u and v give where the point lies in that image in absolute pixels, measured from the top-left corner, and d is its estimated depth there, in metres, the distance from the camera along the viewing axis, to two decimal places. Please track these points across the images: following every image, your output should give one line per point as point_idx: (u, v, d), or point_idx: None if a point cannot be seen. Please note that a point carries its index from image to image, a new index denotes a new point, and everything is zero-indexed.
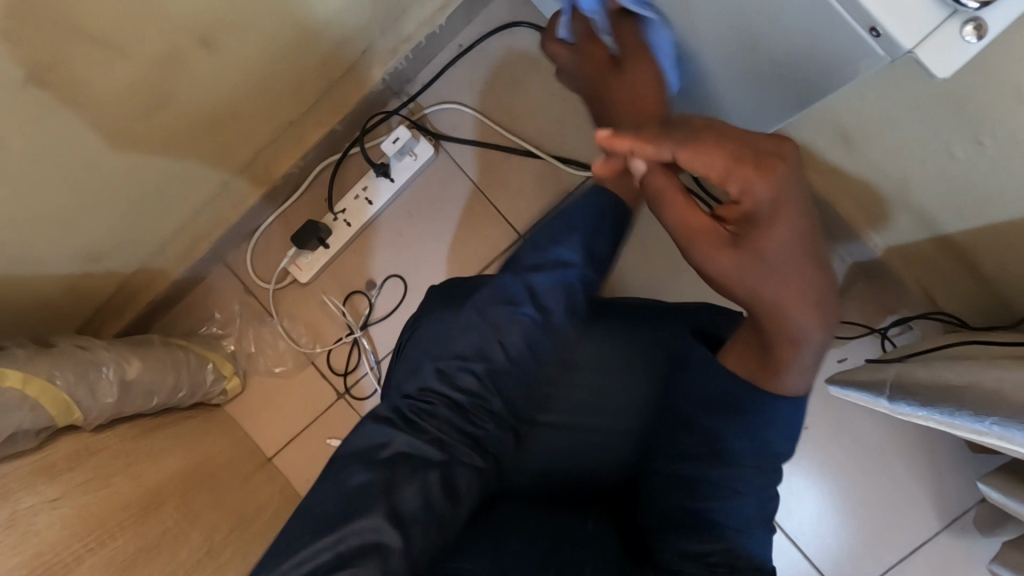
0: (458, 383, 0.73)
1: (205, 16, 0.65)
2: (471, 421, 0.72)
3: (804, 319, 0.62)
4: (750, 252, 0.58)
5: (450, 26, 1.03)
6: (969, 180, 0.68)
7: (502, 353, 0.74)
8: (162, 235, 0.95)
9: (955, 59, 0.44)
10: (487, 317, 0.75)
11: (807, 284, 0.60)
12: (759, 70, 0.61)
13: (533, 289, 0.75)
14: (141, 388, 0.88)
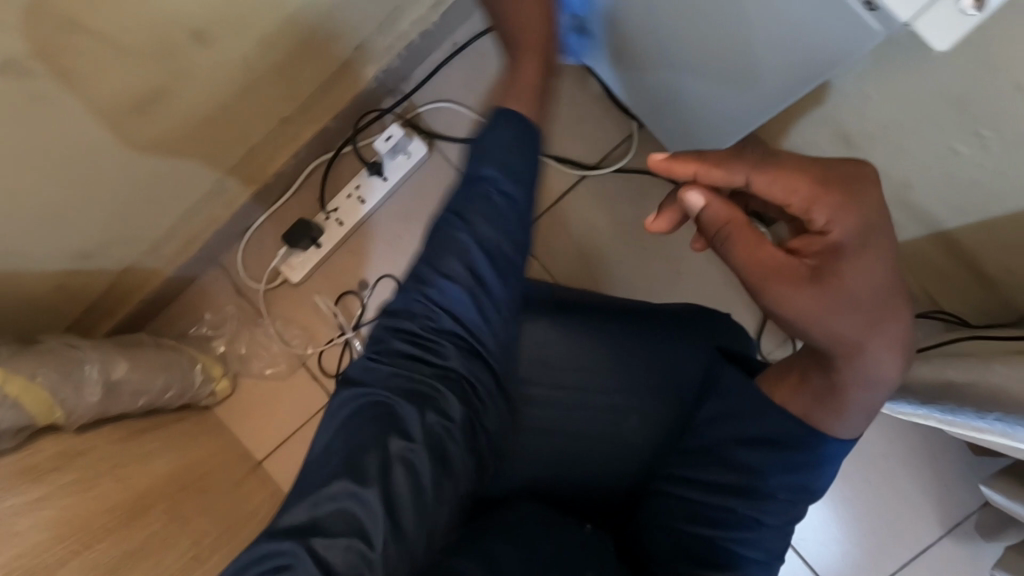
0: (415, 347, 0.61)
1: (200, 8, 0.63)
2: (439, 363, 0.61)
3: (884, 352, 0.53)
4: (833, 286, 0.49)
5: (445, 25, 1.03)
6: (973, 177, 0.67)
7: (456, 309, 0.61)
8: (153, 234, 0.93)
9: (954, 33, 0.43)
10: (433, 267, 0.61)
11: (892, 317, 0.52)
12: (746, 57, 0.61)
13: (475, 232, 0.61)
14: (129, 389, 0.86)
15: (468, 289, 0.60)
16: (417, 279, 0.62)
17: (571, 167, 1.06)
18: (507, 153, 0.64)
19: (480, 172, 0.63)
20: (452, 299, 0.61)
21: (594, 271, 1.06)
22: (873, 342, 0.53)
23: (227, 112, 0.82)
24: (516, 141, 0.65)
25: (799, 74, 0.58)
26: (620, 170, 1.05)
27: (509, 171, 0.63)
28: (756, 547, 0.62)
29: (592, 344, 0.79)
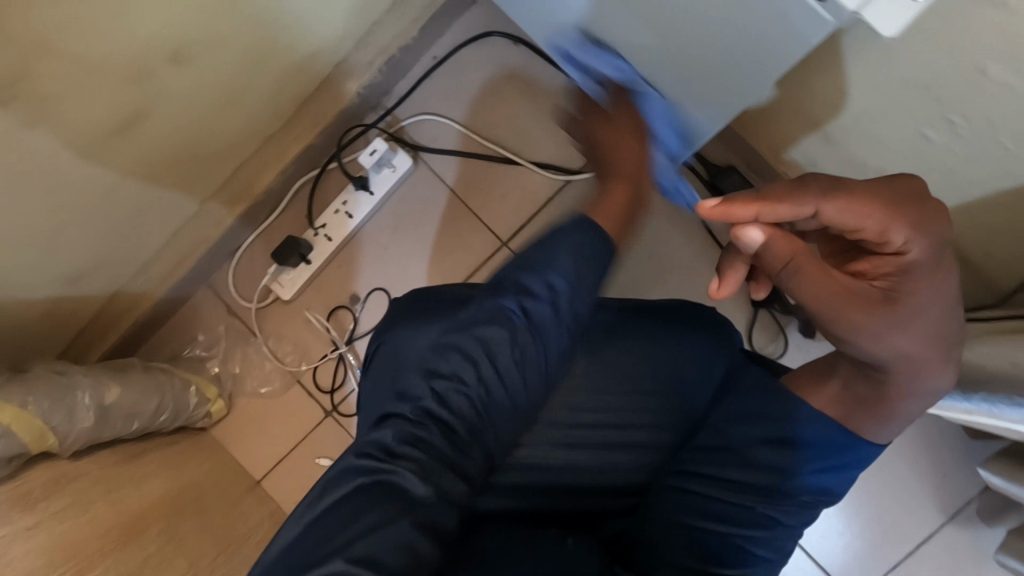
0: (443, 401, 0.61)
1: (176, 30, 0.64)
2: (465, 435, 0.60)
3: (936, 366, 0.54)
4: (904, 309, 0.49)
5: (425, 38, 1.04)
6: (947, 163, 0.66)
7: (503, 385, 0.62)
8: (141, 256, 0.94)
9: (900, 21, 0.44)
10: (471, 338, 0.63)
11: (944, 328, 0.52)
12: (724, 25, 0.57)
13: (527, 318, 0.63)
14: (122, 413, 0.86)
15: (512, 362, 0.62)
16: (466, 352, 0.62)
17: (554, 172, 1.07)
18: (567, 286, 0.63)
19: (529, 281, 0.64)
20: (498, 374, 0.62)
21: None
22: (928, 360, 0.53)
23: (209, 132, 0.82)
24: (567, 267, 0.64)
25: (760, 67, 0.59)
26: None
27: (569, 294, 0.64)
28: (756, 544, 0.61)
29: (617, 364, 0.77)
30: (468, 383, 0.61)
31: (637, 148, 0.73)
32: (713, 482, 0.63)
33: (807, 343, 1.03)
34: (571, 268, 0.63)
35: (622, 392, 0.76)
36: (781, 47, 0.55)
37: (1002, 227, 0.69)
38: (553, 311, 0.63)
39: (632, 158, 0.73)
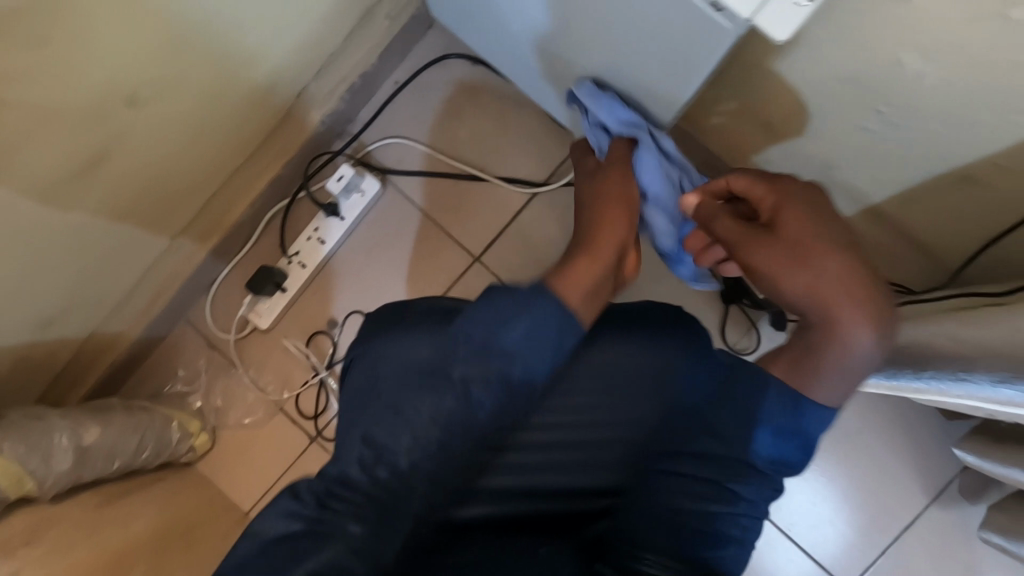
0: (402, 439, 0.55)
1: (126, 74, 0.66)
2: (420, 481, 0.55)
3: (855, 326, 0.59)
4: (806, 262, 0.59)
5: (385, 65, 1.06)
6: (887, 149, 0.68)
7: (420, 456, 0.55)
8: (114, 296, 0.95)
9: (791, 24, 0.45)
10: (413, 398, 0.55)
11: (851, 290, 0.58)
12: (645, 41, 0.60)
13: (467, 391, 0.55)
14: (101, 453, 0.87)
15: (434, 437, 0.54)
16: (429, 392, 0.55)
17: (520, 186, 1.09)
18: (530, 347, 0.55)
19: (500, 340, 0.55)
20: (416, 445, 0.54)
21: None
22: (839, 307, 0.59)
23: (172, 170, 0.84)
24: (551, 320, 0.56)
25: (673, 86, 0.65)
26: (568, 183, 1.08)
27: (531, 352, 0.56)
28: (735, 533, 0.60)
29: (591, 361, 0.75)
30: (392, 454, 0.54)
31: (626, 186, 0.73)
32: (682, 469, 0.62)
33: (780, 335, 1.05)
34: (555, 318, 0.56)
35: (596, 389, 0.74)
36: (696, 68, 0.59)
37: (942, 212, 0.71)
38: (505, 378, 0.55)
39: (615, 231, 0.68)
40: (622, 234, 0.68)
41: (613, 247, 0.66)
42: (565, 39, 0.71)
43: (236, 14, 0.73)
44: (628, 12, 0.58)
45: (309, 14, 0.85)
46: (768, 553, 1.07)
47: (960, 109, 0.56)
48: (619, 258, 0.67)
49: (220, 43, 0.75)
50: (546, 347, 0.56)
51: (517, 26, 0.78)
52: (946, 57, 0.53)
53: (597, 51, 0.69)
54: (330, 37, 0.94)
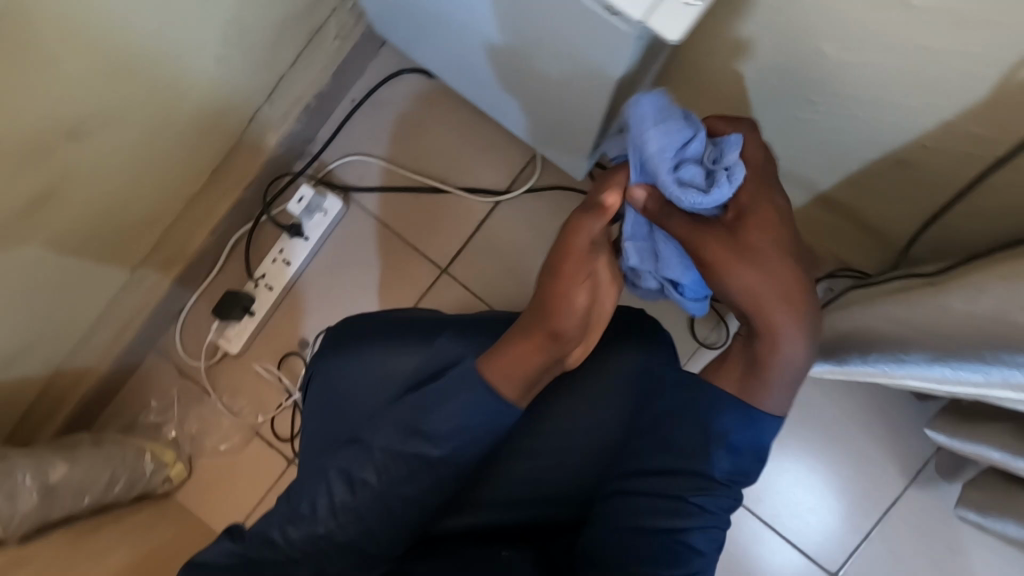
0: (337, 495, 0.62)
1: (66, 108, 0.67)
2: (351, 534, 0.61)
3: (790, 339, 0.58)
4: (749, 262, 0.56)
5: (339, 84, 1.07)
6: (825, 137, 0.69)
7: (355, 512, 0.61)
8: (77, 330, 0.94)
9: (684, 24, 0.44)
10: (337, 471, 0.62)
11: (791, 303, 0.57)
12: (554, 57, 0.61)
13: (388, 470, 0.61)
14: (70, 489, 0.86)
15: (353, 512, 0.61)
16: (366, 459, 0.61)
17: (483, 195, 1.10)
18: (460, 430, 0.60)
19: (428, 423, 0.60)
20: (336, 514, 0.61)
21: (524, 290, 1.09)
22: (780, 318, 0.57)
23: (123, 200, 0.84)
24: (489, 410, 0.60)
25: (586, 101, 0.66)
26: (530, 189, 1.09)
27: (460, 432, 0.60)
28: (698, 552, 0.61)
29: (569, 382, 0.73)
30: (315, 522, 0.61)
31: (574, 298, 0.60)
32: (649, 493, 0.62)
33: None
34: (491, 404, 0.60)
35: (570, 410, 0.73)
36: (600, 85, 0.60)
37: (885, 195, 0.72)
38: (429, 459, 0.61)
39: (565, 329, 0.61)
40: (580, 301, 0.60)
41: (557, 348, 0.61)
42: (494, 48, 0.73)
43: (173, 44, 0.74)
44: (536, 22, 0.57)
45: (253, 39, 0.86)
46: (754, 547, 1.06)
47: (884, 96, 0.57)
48: (563, 352, 0.62)
49: (160, 73, 0.76)
50: (480, 429, 0.61)
51: (453, 35, 0.79)
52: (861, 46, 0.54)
53: (523, 58, 0.68)
54: (280, 60, 0.95)
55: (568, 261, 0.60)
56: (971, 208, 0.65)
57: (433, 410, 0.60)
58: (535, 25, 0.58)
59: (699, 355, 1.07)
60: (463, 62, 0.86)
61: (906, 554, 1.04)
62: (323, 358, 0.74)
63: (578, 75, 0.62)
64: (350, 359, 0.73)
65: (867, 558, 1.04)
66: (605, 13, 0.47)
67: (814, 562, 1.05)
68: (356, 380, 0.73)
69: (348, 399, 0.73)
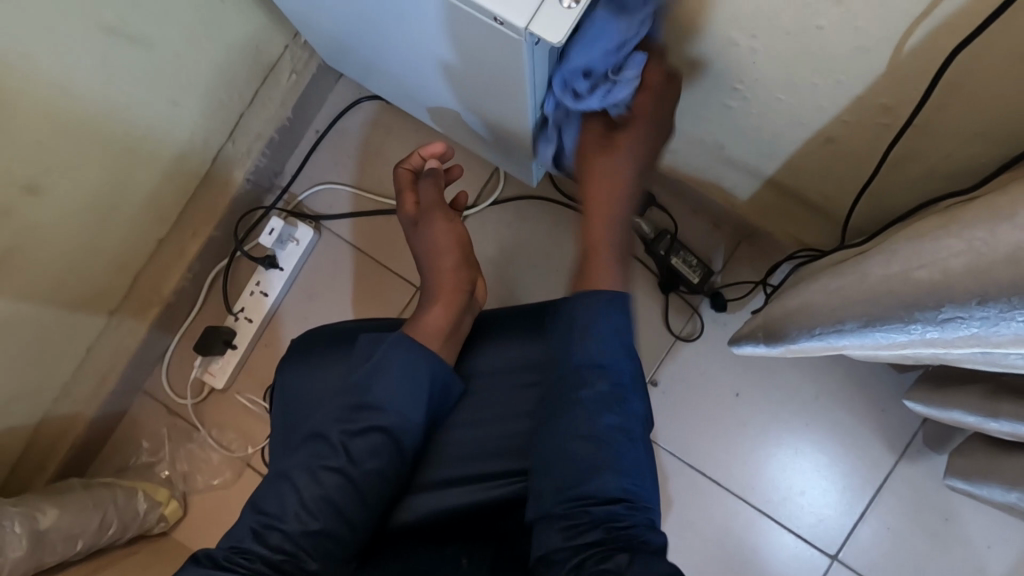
0: (303, 488, 0.65)
1: (22, 164, 0.71)
2: (322, 523, 0.63)
3: (598, 235, 0.72)
4: (584, 166, 0.71)
5: (301, 117, 1.11)
6: (757, 123, 0.72)
7: (324, 503, 0.64)
8: (60, 377, 0.97)
9: (561, 26, 0.45)
10: (300, 466, 0.66)
11: (617, 199, 0.71)
12: (472, 66, 0.63)
13: (347, 449, 0.65)
14: (61, 534, 0.87)
15: (320, 499, 0.64)
16: (327, 442, 0.66)
17: None
18: (401, 398, 0.67)
19: (372, 395, 0.67)
20: (305, 507, 0.64)
21: (500, 301, 1.10)
22: (593, 209, 0.72)
23: (91, 248, 0.87)
24: (408, 365, 0.68)
25: (512, 110, 0.69)
26: (495, 202, 1.12)
27: (403, 400, 0.67)
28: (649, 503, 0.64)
29: (504, 353, 0.74)
30: (285, 520, 0.64)
31: (453, 255, 0.80)
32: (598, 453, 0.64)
33: (722, 316, 1.07)
34: (413, 354, 0.68)
35: (505, 388, 0.73)
36: (519, 94, 0.62)
37: (824, 173, 0.74)
38: (382, 430, 0.66)
39: (457, 269, 0.80)
40: (461, 256, 0.81)
41: (460, 287, 0.79)
42: (422, 63, 0.74)
43: (120, 94, 0.78)
44: (453, 36, 0.58)
45: (204, 82, 0.90)
46: (750, 536, 1.05)
47: (800, 75, 0.60)
48: (469, 282, 0.81)
49: (111, 122, 0.79)
50: (417, 400, 0.68)
51: (386, 56, 0.81)
52: (766, 33, 0.57)
53: (454, 69, 0.69)
54: (237, 100, 0.99)
55: (434, 212, 0.80)
56: (903, 177, 0.67)
57: (378, 383, 0.68)
58: (451, 38, 0.59)
59: (675, 348, 1.08)
60: (409, 85, 0.89)
61: (903, 531, 1.03)
62: (278, 380, 0.74)
63: (501, 85, 0.63)
64: (304, 367, 0.73)
65: (864, 538, 1.04)
66: (493, 23, 0.47)
67: (814, 546, 1.04)
68: (308, 396, 0.73)
69: (303, 408, 0.72)
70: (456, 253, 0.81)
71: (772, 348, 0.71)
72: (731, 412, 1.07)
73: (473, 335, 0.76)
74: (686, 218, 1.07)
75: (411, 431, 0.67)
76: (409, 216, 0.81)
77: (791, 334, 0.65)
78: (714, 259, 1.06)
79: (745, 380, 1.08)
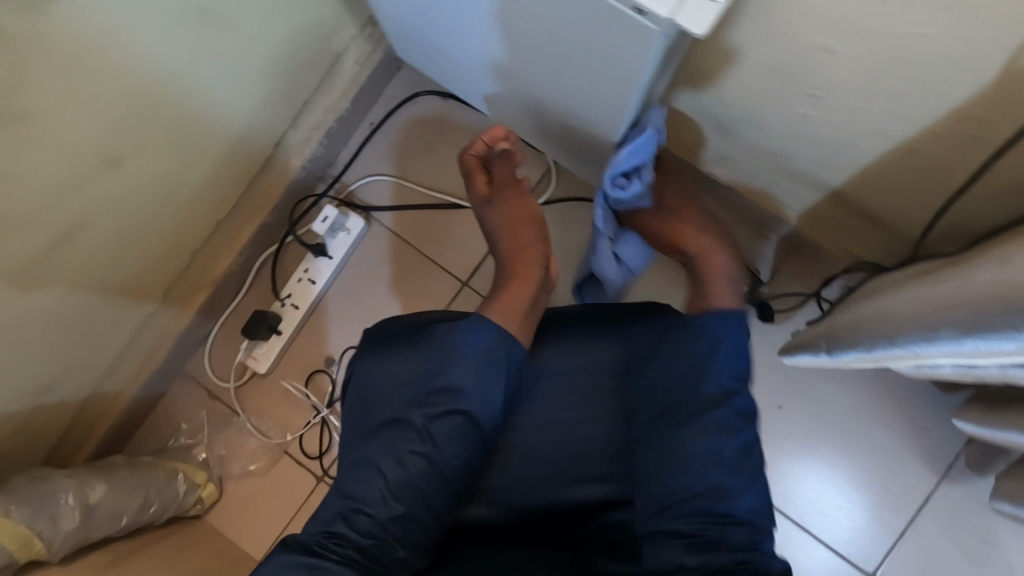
0: (387, 474, 0.65)
1: (108, 138, 0.71)
2: (407, 508, 0.64)
3: (717, 273, 0.89)
4: (664, 215, 0.91)
5: (358, 109, 1.12)
6: (831, 134, 0.73)
7: (408, 488, 0.64)
8: (110, 355, 0.97)
9: (707, 18, 0.45)
10: (383, 453, 0.66)
11: (702, 242, 0.91)
12: (555, 57, 0.64)
13: (431, 435, 0.66)
14: (107, 511, 0.87)
15: (405, 484, 0.65)
16: (408, 428, 0.67)
17: None
18: (482, 385, 0.67)
19: (451, 380, 0.67)
20: (391, 491, 0.64)
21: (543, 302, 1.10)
22: (703, 259, 0.91)
23: (157, 226, 0.88)
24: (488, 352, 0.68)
25: (589, 99, 0.69)
26: (545, 202, 1.12)
27: (482, 388, 0.67)
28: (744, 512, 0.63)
29: (578, 348, 0.74)
30: (370, 505, 0.64)
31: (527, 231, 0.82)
32: (714, 473, 0.64)
33: (768, 327, 1.07)
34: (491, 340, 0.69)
35: (581, 383, 0.73)
36: (609, 87, 0.63)
37: (896, 187, 0.75)
38: (464, 417, 0.66)
39: (531, 247, 0.82)
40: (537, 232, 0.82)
41: (533, 266, 0.80)
42: (490, 54, 0.75)
43: (200, 75, 0.79)
44: (549, 26, 0.58)
45: (275, 68, 0.91)
46: (785, 548, 1.05)
47: (892, 85, 0.61)
48: (543, 260, 0.82)
49: (189, 101, 0.80)
50: (494, 389, 0.68)
51: (453, 46, 0.82)
52: (866, 41, 0.57)
53: (524, 60, 0.69)
54: (302, 88, 1.00)
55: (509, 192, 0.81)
56: (983, 193, 0.68)
57: (456, 371, 0.68)
58: (538, 31, 0.60)
59: None
60: (475, 79, 0.90)
61: (942, 553, 1.02)
62: (353, 367, 0.74)
63: (598, 74, 0.62)
64: (376, 352, 0.72)
65: (903, 559, 1.03)
66: (631, 12, 0.48)
67: (849, 562, 1.04)
68: (379, 390, 0.71)
69: (374, 401, 0.71)
70: (527, 231, 0.81)
71: (839, 359, 0.71)
72: (772, 423, 1.07)
73: (545, 323, 0.78)
74: (738, 227, 1.07)
75: (491, 418, 0.68)
76: (481, 196, 0.83)
77: (868, 341, 0.65)
78: (763, 270, 1.07)
79: (787, 392, 1.08)
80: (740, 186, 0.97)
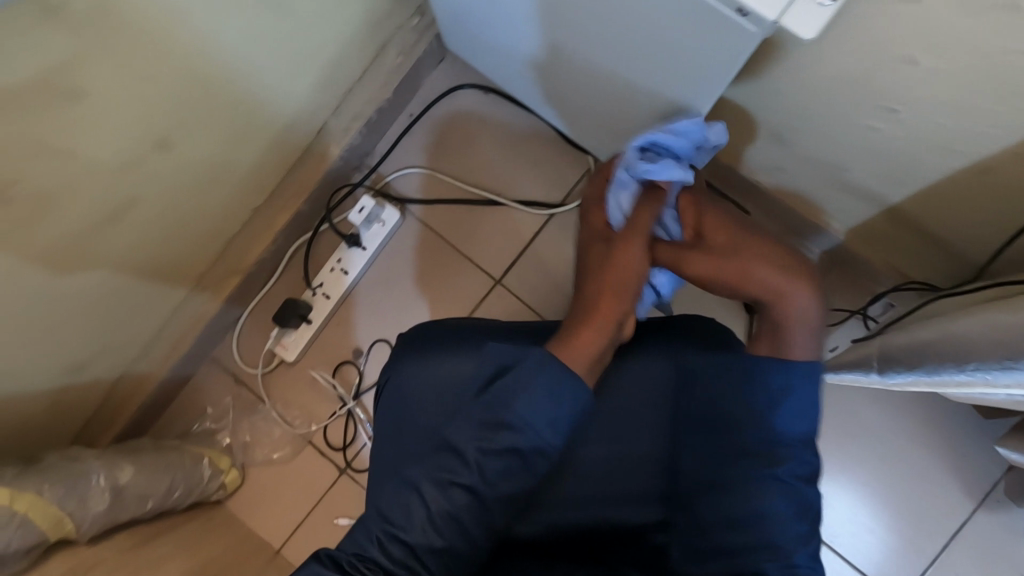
0: (431, 503, 0.58)
1: (160, 119, 0.70)
2: (448, 540, 0.58)
3: (797, 303, 0.69)
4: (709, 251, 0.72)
5: (399, 99, 1.10)
6: (898, 149, 0.70)
7: (449, 520, 0.58)
8: (143, 336, 0.96)
9: (818, 23, 0.46)
10: (428, 478, 0.59)
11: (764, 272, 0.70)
12: (626, 46, 0.62)
13: (481, 468, 0.59)
14: (135, 493, 0.86)
15: (449, 516, 0.58)
16: (456, 455, 0.60)
17: (537, 208, 1.10)
18: (542, 419, 0.59)
19: (512, 413, 0.59)
20: (433, 522, 0.58)
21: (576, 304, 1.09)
22: (776, 289, 0.69)
23: (198, 210, 0.87)
24: (558, 392, 0.60)
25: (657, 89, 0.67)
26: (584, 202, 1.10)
27: (543, 423, 0.59)
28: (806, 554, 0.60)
29: (630, 370, 0.73)
30: (409, 533, 0.58)
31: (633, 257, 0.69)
32: (771, 503, 0.61)
33: None
34: (567, 386, 0.60)
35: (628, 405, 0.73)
36: (684, 77, 0.62)
37: (962, 206, 0.73)
38: (517, 452, 0.59)
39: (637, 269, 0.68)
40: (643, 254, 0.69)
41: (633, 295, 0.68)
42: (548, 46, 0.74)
43: (253, 60, 0.77)
44: (624, 15, 0.57)
45: (323, 54, 0.89)
46: None
47: (976, 101, 0.58)
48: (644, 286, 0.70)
49: (241, 85, 0.78)
50: (556, 421, 0.60)
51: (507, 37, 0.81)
52: (956, 54, 0.55)
53: (589, 50, 0.68)
54: (346, 76, 0.98)
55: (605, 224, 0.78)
56: None
57: (519, 401, 0.59)
58: (612, 21, 0.59)
59: None
60: (525, 73, 0.88)
61: None
62: (392, 375, 0.73)
63: (682, 57, 0.58)
64: (423, 363, 0.72)
65: None
66: (734, 15, 0.48)
67: None
68: (428, 397, 0.71)
69: (417, 408, 0.71)
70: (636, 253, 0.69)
71: (899, 379, 0.69)
72: None
73: None
74: None
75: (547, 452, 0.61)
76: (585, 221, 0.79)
77: (930, 365, 0.64)
78: None
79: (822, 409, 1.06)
80: (788, 197, 0.94)
